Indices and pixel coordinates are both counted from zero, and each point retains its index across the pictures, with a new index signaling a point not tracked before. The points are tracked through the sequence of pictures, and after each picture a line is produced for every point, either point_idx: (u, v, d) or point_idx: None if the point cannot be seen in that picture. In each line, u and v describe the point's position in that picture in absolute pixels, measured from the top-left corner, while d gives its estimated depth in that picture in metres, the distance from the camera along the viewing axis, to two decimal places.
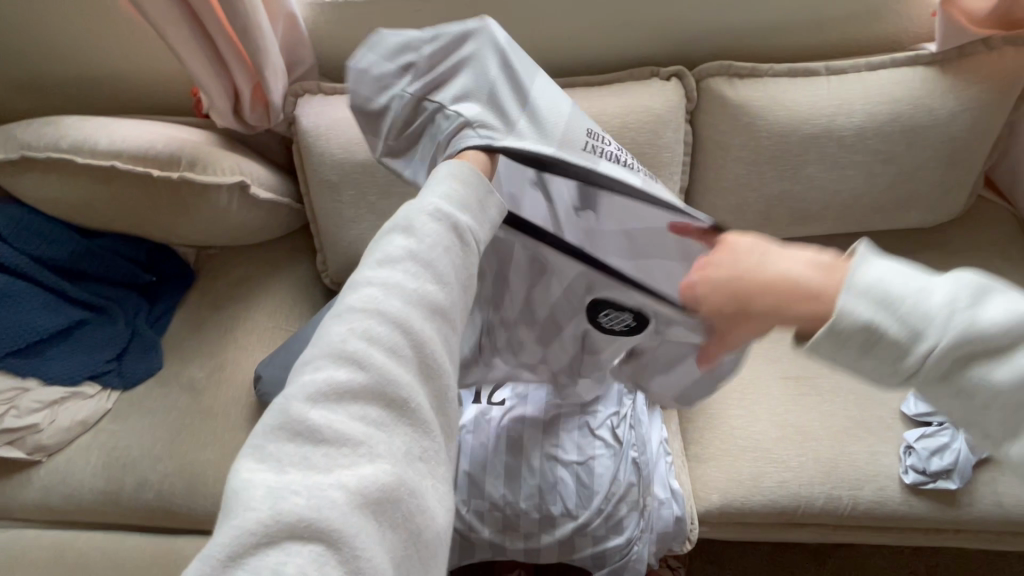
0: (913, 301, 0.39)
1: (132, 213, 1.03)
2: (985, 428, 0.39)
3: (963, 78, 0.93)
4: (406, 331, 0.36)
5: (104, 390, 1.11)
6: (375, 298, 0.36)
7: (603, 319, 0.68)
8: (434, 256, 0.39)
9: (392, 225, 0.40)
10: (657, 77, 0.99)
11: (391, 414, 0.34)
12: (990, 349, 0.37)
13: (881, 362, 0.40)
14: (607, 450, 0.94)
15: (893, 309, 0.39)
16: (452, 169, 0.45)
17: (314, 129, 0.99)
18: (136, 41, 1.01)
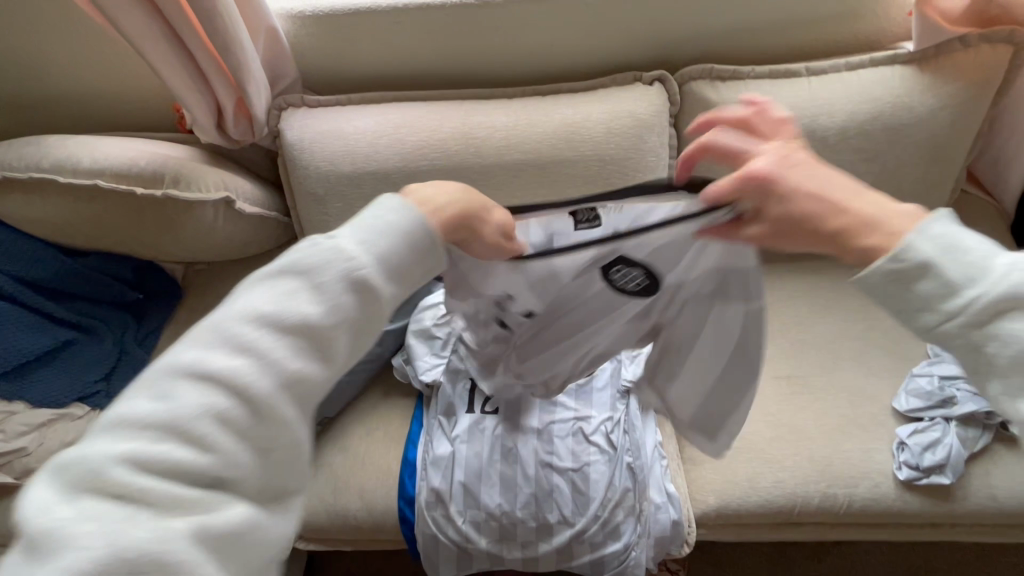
0: (979, 254, 0.41)
1: (117, 232, 1.02)
2: (1001, 383, 0.40)
3: (941, 76, 0.94)
4: (275, 373, 0.35)
5: (92, 411, 1.08)
6: (248, 333, 0.35)
7: (615, 276, 0.65)
8: (333, 324, 0.37)
9: (290, 256, 0.38)
10: (641, 81, 0.99)
11: (251, 450, 0.34)
12: None
13: (921, 297, 0.42)
14: (602, 456, 0.94)
15: (956, 255, 0.41)
16: (382, 204, 0.41)
17: (298, 143, 0.99)
18: (116, 58, 1.01)
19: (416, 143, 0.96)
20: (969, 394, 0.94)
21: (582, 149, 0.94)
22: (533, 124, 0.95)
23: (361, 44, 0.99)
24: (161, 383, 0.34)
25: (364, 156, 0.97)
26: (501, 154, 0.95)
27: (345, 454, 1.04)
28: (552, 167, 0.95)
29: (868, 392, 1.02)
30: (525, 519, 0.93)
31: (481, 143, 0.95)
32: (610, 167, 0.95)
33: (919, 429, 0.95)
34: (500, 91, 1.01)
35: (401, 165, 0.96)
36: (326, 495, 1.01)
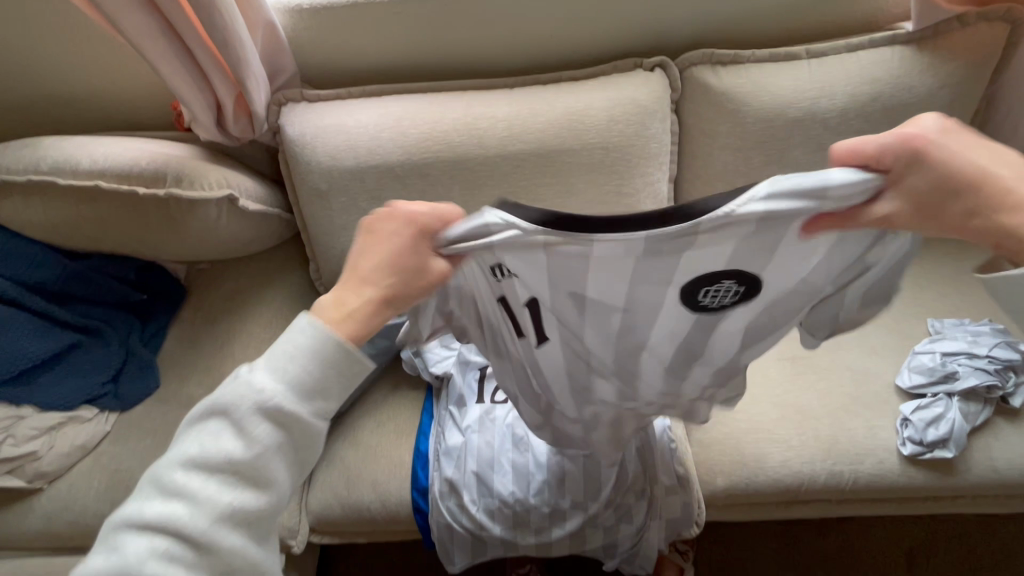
0: None
1: (120, 233, 1.02)
2: None
3: (940, 56, 0.94)
4: (212, 503, 0.50)
5: (101, 413, 1.10)
6: (190, 476, 0.51)
7: (704, 297, 0.59)
8: (255, 457, 0.52)
9: (222, 413, 0.52)
10: (642, 68, 0.99)
11: (190, 558, 0.49)
12: None
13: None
14: None
15: None
16: (301, 340, 0.54)
17: (300, 138, 0.98)
18: (111, 57, 1.00)
19: (419, 135, 0.96)
20: (971, 369, 0.95)
21: (585, 138, 0.94)
22: (535, 114, 0.95)
23: (360, 37, 0.99)
24: (148, 492, 0.51)
25: (366, 149, 0.96)
26: (504, 145, 0.95)
27: (357, 449, 1.05)
28: (555, 156, 0.95)
29: (871, 370, 1.03)
30: (539, 506, 0.94)
31: (484, 134, 0.95)
32: (613, 154, 0.95)
33: (922, 406, 0.96)
34: (500, 81, 1.01)
35: (404, 159, 0.96)
36: (339, 489, 1.03)
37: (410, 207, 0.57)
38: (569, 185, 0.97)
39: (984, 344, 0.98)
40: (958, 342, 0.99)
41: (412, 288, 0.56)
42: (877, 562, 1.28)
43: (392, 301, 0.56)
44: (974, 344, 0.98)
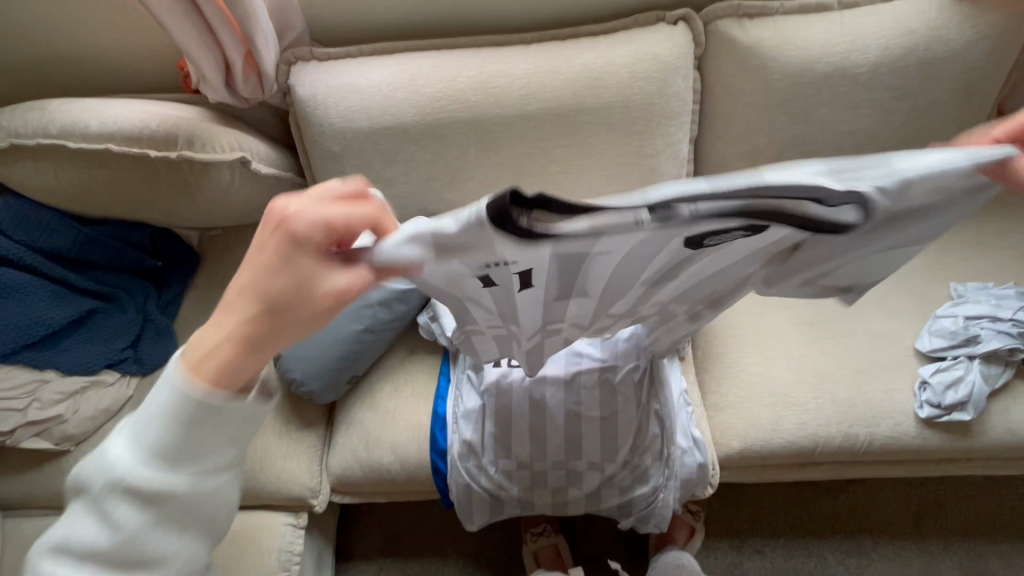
0: None
1: (133, 198, 1.01)
2: None
3: (979, 6, 0.90)
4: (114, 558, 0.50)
5: (123, 377, 1.12)
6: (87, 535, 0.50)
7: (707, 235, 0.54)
8: (154, 514, 0.50)
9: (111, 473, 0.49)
10: (664, 22, 0.95)
11: None
12: None
13: None
14: (630, 404, 0.96)
15: None
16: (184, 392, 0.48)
17: (311, 98, 0.95)
18: (114, 13, 0.96)
19: (432, 94, 0.93)
20: (994, 332, 0.94)
21: (605, 96, 0.91)
22: (553, 71, 0.91)
23: None
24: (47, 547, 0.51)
25: (379, 110, 0.94)
26: (520, 103, 0.92)
27: (376, 411, 1.06)
28: (574, 116, 0.92)
29: (891, 334, 1.02)
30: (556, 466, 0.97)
31: (500, 93, 0.92)
32: (634, 113, 0.92)
33: (940, 368, 0.96)
34: (516, 37, 0.97)
35: (418, 120, 0.94)
36: (360, 450, 1.05)
37: (297, 210, 0.45)
38: (587, 146, 0.95)
39: (1009, 306, 0.96)
40: (983, 304, 0.97)
41: (306, 317, 0.47)
42: (886, 523, 1.31)
43: (254, 340, 0.47)
44: (999, 307, 0.96)
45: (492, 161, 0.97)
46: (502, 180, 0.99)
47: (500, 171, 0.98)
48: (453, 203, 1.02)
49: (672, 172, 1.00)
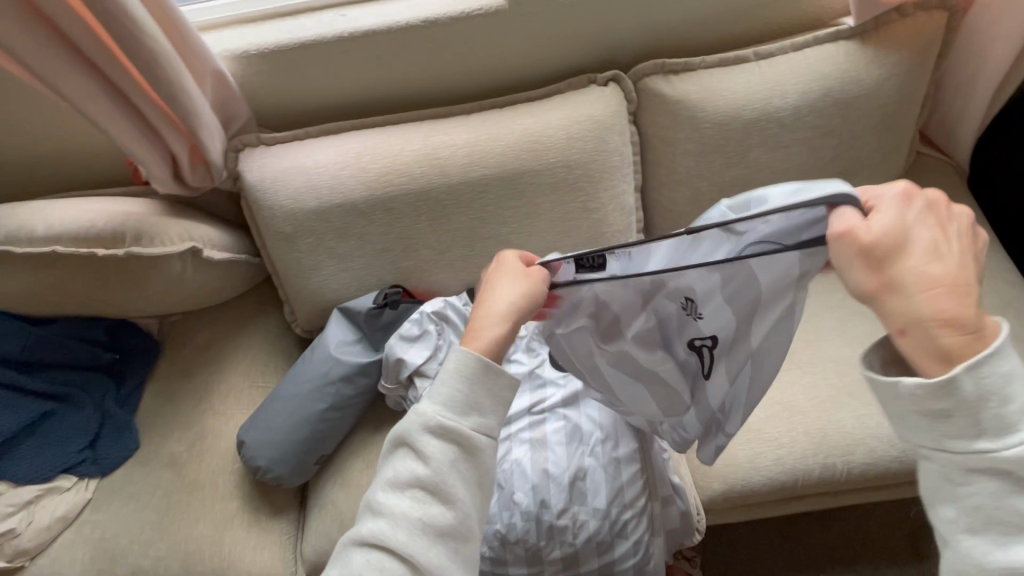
0: (918, 410, 0.44)
1: (82, 295, 0.98)
2: (970, 439, 0.43)
3: (883, 48, 0.94)
4: None
5: (80, 480, 1.08)
6: None
7: None
8: None
9: None
10: (596, 83, 0.98)
11: None
12: (997, 469, 0.42)
13: (952, 426, 0.43)
14: (597, 436, 0.98)
15: (932, 412, 0.44)
16: None
17: (259, 183, 0.96)
18: (53, 115, 0.95)
19: (379, 169, 0.95)
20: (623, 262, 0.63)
21: (546, 158, 0.95)
22: (494, 139, 0.95)
23: (309, 76, 0.95)
24: None
25: (329, 188, 0.96)
26: (465, 174, 0.95)
27: (348, 491, 1.02)
28: (519, 181, 0.95)
29: (853, 359, 1.05)
30: (525, 517, 0.95)
31: (445, 163, 0.95)
32: (576, 173, 0.96)
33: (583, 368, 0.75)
34: (457, 108, 0.99)
35: (367, 197, 0.96)
36: (335, 534, 0.99)
37: None
38: (536, 206, 0.97)
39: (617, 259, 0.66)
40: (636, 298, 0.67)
41: None
42: (886, 548, 1.25)
43: None
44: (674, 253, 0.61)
45: (445, 228, 0.99)
46: (456, 246, 1.00)
47: (452, 237, 0.99)
48: (411, 270, 1.02)
49: (623, 223, 1.03)
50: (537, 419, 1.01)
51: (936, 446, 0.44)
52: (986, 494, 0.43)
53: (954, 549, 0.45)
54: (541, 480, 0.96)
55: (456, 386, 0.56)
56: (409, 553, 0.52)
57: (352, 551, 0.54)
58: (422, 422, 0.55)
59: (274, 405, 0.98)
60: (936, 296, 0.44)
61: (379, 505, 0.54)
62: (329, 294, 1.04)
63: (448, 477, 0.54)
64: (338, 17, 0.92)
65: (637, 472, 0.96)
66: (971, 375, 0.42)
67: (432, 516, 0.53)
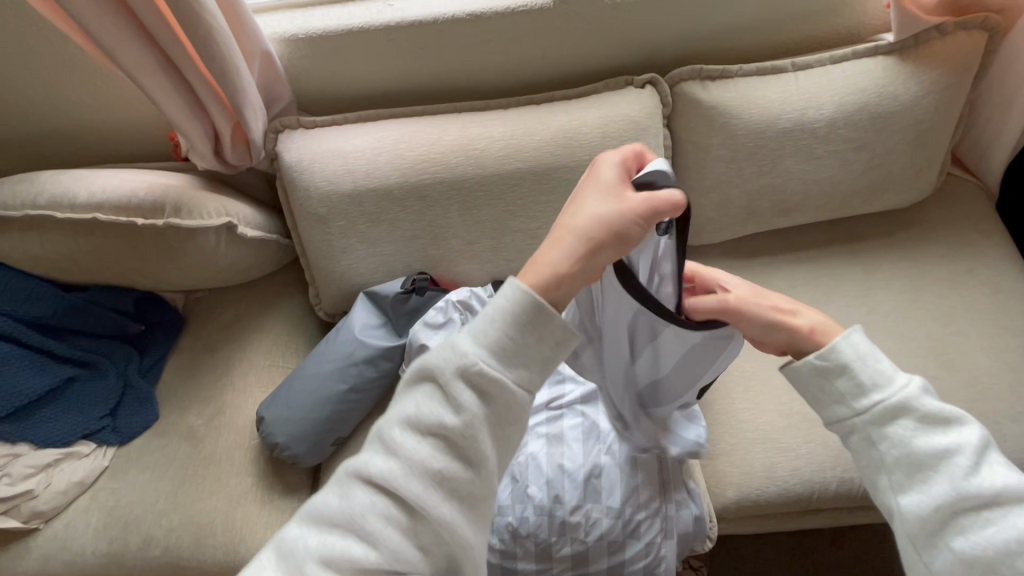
0: (831, 382, 0.57)
1: (117, 263, 1.00)
2: (861, 392, 0.56)
3: (921, 66, 0.95)
4: None
5: (98, 447, 1.09)
6: None
7: None
8: None
9: None
10: (632, 85, 1.00)
11: None
12: (893, 412, 0.55)
13: (847, 387, 0.57)
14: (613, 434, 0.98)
15: (838, 380, 0.57)
16: None
17: (297, 164, 0.98)
18: (103, 87, 0.98)
19: (416, 157, 0.97)
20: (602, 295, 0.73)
21: (581, 155, 0.96)
22: (531, 134, 0.96)
23: (353, 62, 0.97)
24: None
25: (365, 173, 0.97)
26: (500, 167, 0.96)
27: None
28: (553, 177, 0.97)
29: None
30: (538, 511, 0.95)
31: (481, 154, 0.96)
32: None
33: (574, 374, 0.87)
34: (495, 102, 1.01)
35: (402, 184, 0.97)
36: None
37: None
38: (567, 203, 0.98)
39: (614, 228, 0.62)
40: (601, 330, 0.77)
41: None
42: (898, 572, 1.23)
43: None
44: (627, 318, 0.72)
45: (475, 219, 1.00)
46: (485, 237, 1.01)
47: (482, 228, 1.00)
48: (439, 259, 1.03)
49: None
50: (554, 414, 1.01)
51: (848, 411, 0.57)
52: (891, 437, 0.55)
53: (899, 511, 0.54)
54: (555, 475, 0.96)
55: (502, 328, 0.50)
56: (417, 505, 0.46)
57: (353, 488, 0.48)
58: (459, 361, 0.49)
59: (296, 383, 0.99)
60: (799, 307, 0.62)
61: (393, 442, 0.48)
62: (356, 277, 1.06)
63: (474, 432, 0.48)
64: (386, 6, 0.94)
65: (654, 474, 0.95)
66: (847, 345, 0.57)
67: (450, 469, 0.48)
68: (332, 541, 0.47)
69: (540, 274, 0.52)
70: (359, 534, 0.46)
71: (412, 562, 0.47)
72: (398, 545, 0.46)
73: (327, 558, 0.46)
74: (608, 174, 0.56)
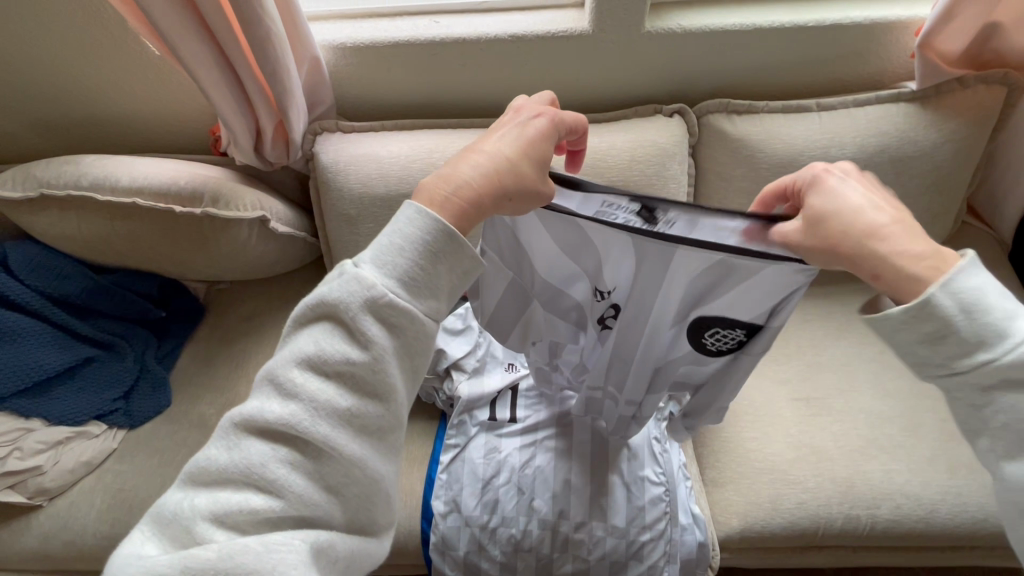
0: (925, 337, 0.47)
1: (149, 248, 1.03)
2: (953, 352, 0.47)
3: (942, 114, 0.98)
4: None
5: (109, 429, 1.09)
6: None
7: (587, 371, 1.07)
8: None
9: None
10: (661, 113, 1.04)
11: None
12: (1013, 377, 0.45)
13: (941, 347, 0.47)
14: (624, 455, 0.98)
15: (932, 337, 0.47)
16: None
17: (333, 164, 1.02)
18: (156, 80, 1.02)
19: None
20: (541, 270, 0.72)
21: (608, 176, 0.98)
22: None
23: (394, 73, 1.02)
24: None
25: (397, 178, 1.00)
26: None
27: None
28: None
29: (883, 413, 1.06)
30: (542, 525, 0.94)
31: None
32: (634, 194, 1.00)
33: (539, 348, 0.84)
34: None
35: None
36: None
37: None
38: None
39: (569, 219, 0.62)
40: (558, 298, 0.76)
41: None
42: None
43: None
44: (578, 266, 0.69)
45: None
46: None
47: None
48: None
49: None
50: (563, 429, 1.00)
51: (947, 365, 0.47)
52: (1008, 408, 0.46)
53: (1002, 478, 0.48)
54: (562, 491, 0.96)
55: (402, 256, 0.46)
56: (325, 443, 0.44)
57: (247, 437, 0.45)
58: (364, 293, 0.45)
59: None
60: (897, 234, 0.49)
61: (291, 386, 0.45)
62: None
63: (384, 365, 0.46)
64: (432, 23, 0.98)
65: (661, 495, 0.95)
66: (947, 293, 0.46)
67: (357, 407, 0.46)
68: (224, 497, 0.44)
69: (449, 206, 0.48)
70: (257, 485, 0.44)
71: (319, 508, 0.45)
72: (303, 489, 0.45)
73: (220, 513, 0.43)
74: (539, 134, 0.53)
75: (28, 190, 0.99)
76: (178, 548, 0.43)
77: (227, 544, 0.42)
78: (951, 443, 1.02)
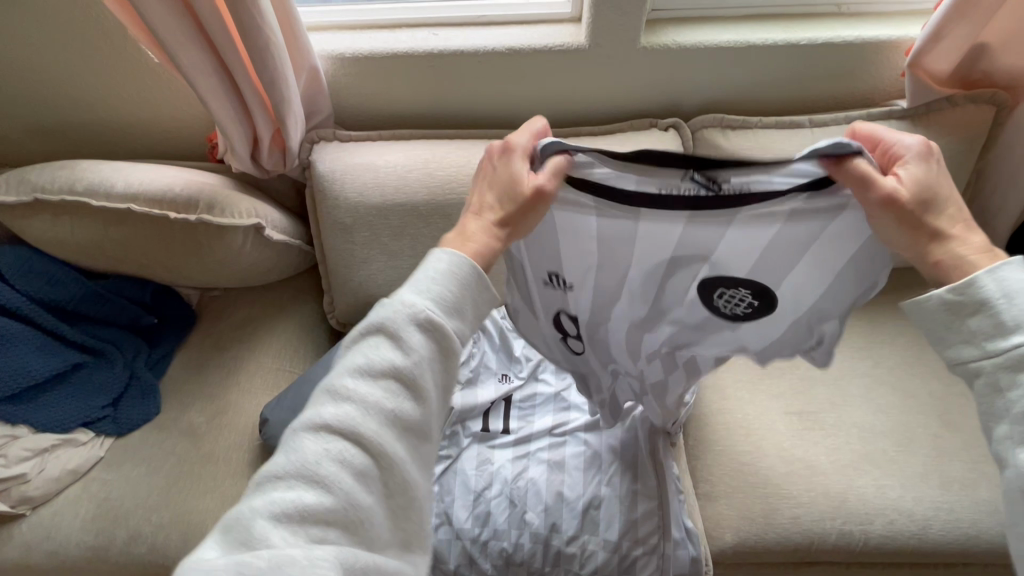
0: (961, 320, 0.50)
1: (142, 254, 1.03)
2: (988, 332, 0.49)
3: (932, 132, 1.00)
4: None
5: (96, 437, 1.08)
6: None
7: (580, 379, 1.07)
8: None
9: None
10: (656, 127, 1.05)
11: None
12: None
13: (974, 328, 0.50)
14: (616, 467, 0.97)
15: (964, 318, 0.50)
16: None
17: (329, 173, 1.02)
18: (154, 86, 1.03)
19: (444, 178, 1.00)
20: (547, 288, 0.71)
21: None
22: None
23: (392, 84, 1.02)
24: None
25: (393, 188, 1.01)
26: None
27: None
28: None
29: (876, 427, 1.06)
30: (534, 539, 0.93)
31: None
32: None
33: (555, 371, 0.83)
34: None
35: (428, 201, 1.00)
36: None
37: None
38: None
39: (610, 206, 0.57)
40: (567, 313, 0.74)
41: None
42: None
43: None
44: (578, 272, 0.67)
45: None
46: None
47: None
48: None
49: None
50: (557, 441, 0.99)
51: (979, 349, 0.49)
52: None
53: (1012, 464, 0.48)
54: (555, 503, 0.95)
55: (451, 280, 0.50)
56: (376, 445, 0.45)
57: (302, 438, 0.45)
58: (409, 311, 0.47)
59: (305, 388, 1.00)
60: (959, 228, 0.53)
61: (342, 390, 0.46)
62: (372, 288, 1.07)
63: (424, 373, 0.47)
64: (430, 34, 1.00)
65: (653, 509, 0.94)
66: (992, 278, 0.49)
67: (400, 410, 0.46)
68: (283, 497, 0.43)
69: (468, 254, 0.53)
70: (310, 484, 0.43)
71: (368, 514, 0.45)
72: (354, 491, 0.44)
73: (281, 513, 0.42)
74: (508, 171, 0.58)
75: (22, 195, 0.99)
76: (229, 552, 0.41)
77: (288, 550, 0.41)
78: (943, 458, 1.02)
